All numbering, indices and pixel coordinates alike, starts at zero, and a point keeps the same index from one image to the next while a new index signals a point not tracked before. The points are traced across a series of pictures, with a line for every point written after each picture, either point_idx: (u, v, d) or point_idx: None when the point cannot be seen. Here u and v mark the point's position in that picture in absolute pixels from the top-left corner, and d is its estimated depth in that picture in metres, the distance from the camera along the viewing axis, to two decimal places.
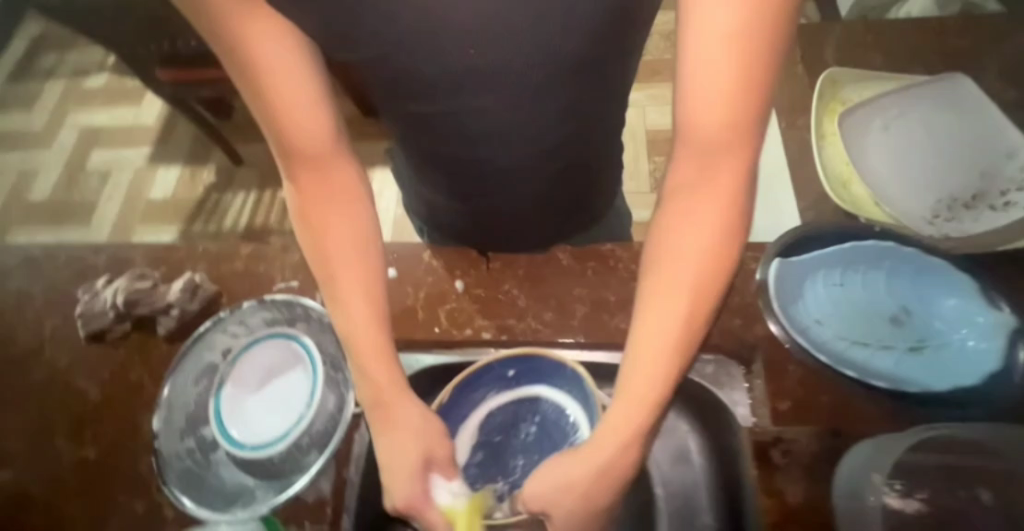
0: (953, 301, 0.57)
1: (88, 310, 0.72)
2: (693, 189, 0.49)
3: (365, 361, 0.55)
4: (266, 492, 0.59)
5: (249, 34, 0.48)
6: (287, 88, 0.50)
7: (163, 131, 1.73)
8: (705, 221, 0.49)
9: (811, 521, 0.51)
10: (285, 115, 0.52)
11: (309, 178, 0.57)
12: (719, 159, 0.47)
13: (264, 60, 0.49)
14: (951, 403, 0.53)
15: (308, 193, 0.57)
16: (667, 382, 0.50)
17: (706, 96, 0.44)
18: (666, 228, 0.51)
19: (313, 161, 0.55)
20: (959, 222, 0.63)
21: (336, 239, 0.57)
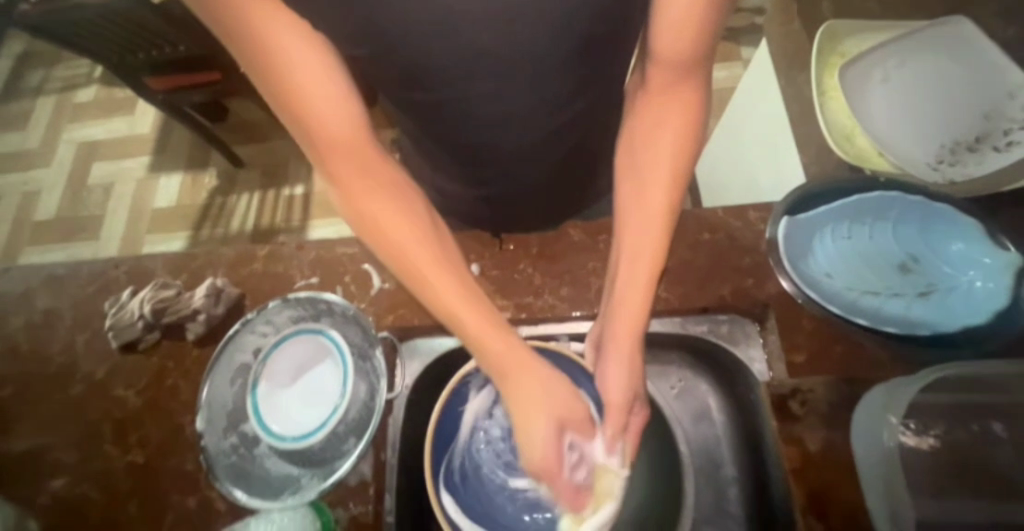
0: (959, 245, 0.58)
1: (117, 322, 0.74)
2: (650, 134, 0.56)
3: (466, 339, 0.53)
4: (311, 479, 0.62)
5: (259, 20, 0.45)
6: (311, 71, 0.47)
7: (160, 139, 1.73)
8: (665, 146, 0.56)
9: (831, 467, 0.53)
10: (313, 103, 0.48)
11: (347, 168, 0.52)
12: (669, 108, 0.55)
13: (282, 44, 0.46)
14: (963, 344, 0.55)
15: (352, 189, 0.52)
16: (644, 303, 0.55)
17: (671, 27, 0.49)
18: (641, 152, 0.57)
19: (345, 152, 0.51)
20: (963, 166, 0.63)
21: (396, 232, 0.53)
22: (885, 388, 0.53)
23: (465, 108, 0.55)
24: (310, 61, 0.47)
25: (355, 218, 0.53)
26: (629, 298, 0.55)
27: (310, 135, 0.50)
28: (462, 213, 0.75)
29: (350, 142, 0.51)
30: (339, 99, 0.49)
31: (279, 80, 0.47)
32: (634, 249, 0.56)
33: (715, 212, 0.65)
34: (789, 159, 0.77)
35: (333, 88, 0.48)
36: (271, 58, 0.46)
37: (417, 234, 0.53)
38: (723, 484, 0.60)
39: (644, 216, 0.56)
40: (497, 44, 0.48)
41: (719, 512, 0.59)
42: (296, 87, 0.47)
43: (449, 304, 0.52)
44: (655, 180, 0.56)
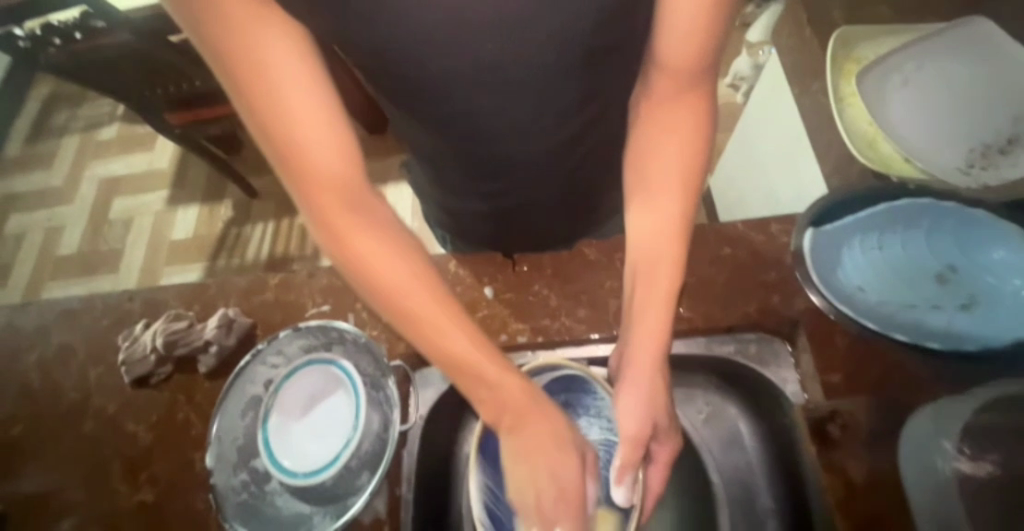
0: (1001, 253, 0.55)
1: (130, 356, 0.74)
2: (663, 143, 0.55)
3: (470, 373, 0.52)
4: (324, 518, 0.60)
5: (249, 42, 0.43)
6: (299, 94, 0.45)
7: (178, 173, 1.77)
8: (676, 154, 0.54)
9: (876, 498, 0.49)
10: (295, 126, 0.46)
11: (329, 199, 0.51)
12: (678, 118, 0.54)
13: (272, 70, 0.44)
14: (1017, 357, 0.50)
15: (334, 220, 0.51)
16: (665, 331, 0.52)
17: (678, 31, 0.48)
18: (653, 161, 0.55)
19: (324, 178, 0.49)
20: (996, 169, 0.61)
21: (379, 260, 0.52)
22: (935, 410, 0.49)
23: (473, 126, 0.54)
24: (298, 82, 0.45)
25: (333, 243, 0.52)
26: (652, 321, 0.52)
27: (292, 159, 0.48)
28: (473, 234, 0.74)
29: (332, 169, 0.49)
30: (323, 125, 0.47)
31: (263, 99, 0.45)
32: (653, 267, 0.53)
33: (735, 226, 0.63)
34: (808, 169, 0.75)
35: (320, 112, 0.47)
36: (260, 84, 0.44)
37: (398, 260, 0.53)
38: (761, 517, 0.56)
39: (659, 232, 0.54)
40: (505, 59, 0.47)
41: None
42: (283, 115, 0.46)
43: (427, 325, 0.52)
44: (674, 195, 0.54)
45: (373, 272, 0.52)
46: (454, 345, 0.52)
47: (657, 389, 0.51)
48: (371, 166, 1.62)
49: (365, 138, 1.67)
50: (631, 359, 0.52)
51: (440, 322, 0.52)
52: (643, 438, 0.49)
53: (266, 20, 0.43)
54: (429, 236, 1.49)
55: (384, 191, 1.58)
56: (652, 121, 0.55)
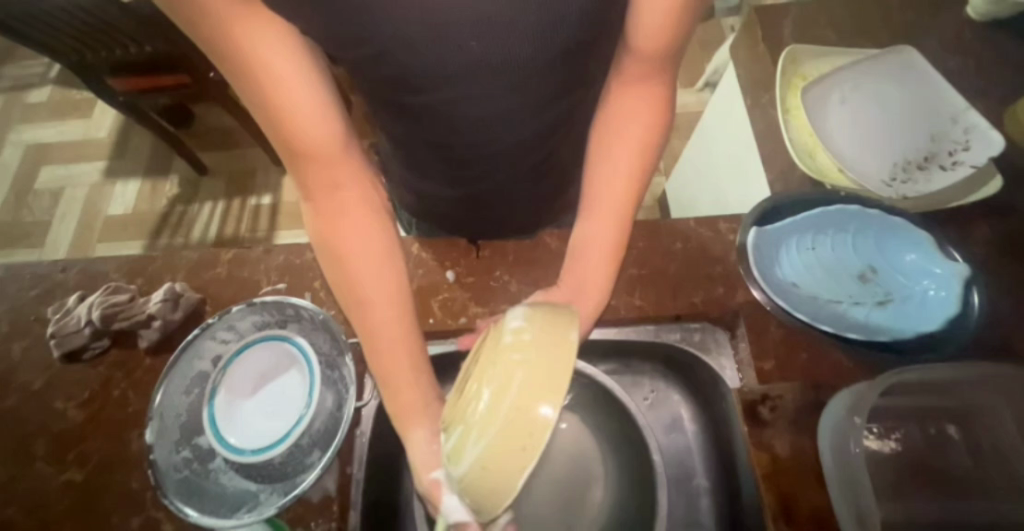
0: (913, 256, 0.62)
1: (61, 329, 0.69)
2: (622, 135, 0.59)
3: (382, 348, 0.54)
4: (271, 495, 0.58)
5: (249, 44, 0.44)
6: (304, 94, 0.47)
7: (118, 143, 1.65)
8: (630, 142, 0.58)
9: (798, 472, 0.54)
10: (300, 121, 0.48)
11: (323, 196, 0.53)
12: (641, 122, 0.58)
13: (273, 70, 0.46)
14: (921, 348, 0.57)
15: (324, 213, 0.54)
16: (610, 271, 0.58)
17: (651, 22, 0.50)
18: (615, 148, 0.59)
19: (326, 167, 0.52)
20: (915, 183, 0.67)
21: (359, 254, 0.54)
22: (850, 392, 0.54)
23: (447, 112, 0.55)
24: (298, 81, 0.47)
25: (320, 231, 0.55)
26: (594, 267, 0.58)
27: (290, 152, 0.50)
28: (439, 217, 0.74)
29: (333, 162, 0.52)
30: (324, 121, 0.49)
31: (264, 96, 0.47)
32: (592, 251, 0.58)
33: (686, 223, 0.67)
34: (754, 175, 0.80)
35: (321, 108, 0.49)
36: (262, 85, 0.46)
37: (377, 260, 0.55)
38: (696, 496, 0.60)
39: (608, 224, 0.58)
40: (487, 51, 0.48)
41: (692, 522, 0.59)
42: (285, 114, 0.48)
43: (387, 325, 0.54)
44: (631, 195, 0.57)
45: (353, 272, 0.54)
46: (389, 336, 0.54)
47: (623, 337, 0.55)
48: None
49: None
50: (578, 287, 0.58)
51: (394, 320, 0.54)
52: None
53: (267, 25, 0.45)
54: None
55: None
56: (620, 123, 0.58)
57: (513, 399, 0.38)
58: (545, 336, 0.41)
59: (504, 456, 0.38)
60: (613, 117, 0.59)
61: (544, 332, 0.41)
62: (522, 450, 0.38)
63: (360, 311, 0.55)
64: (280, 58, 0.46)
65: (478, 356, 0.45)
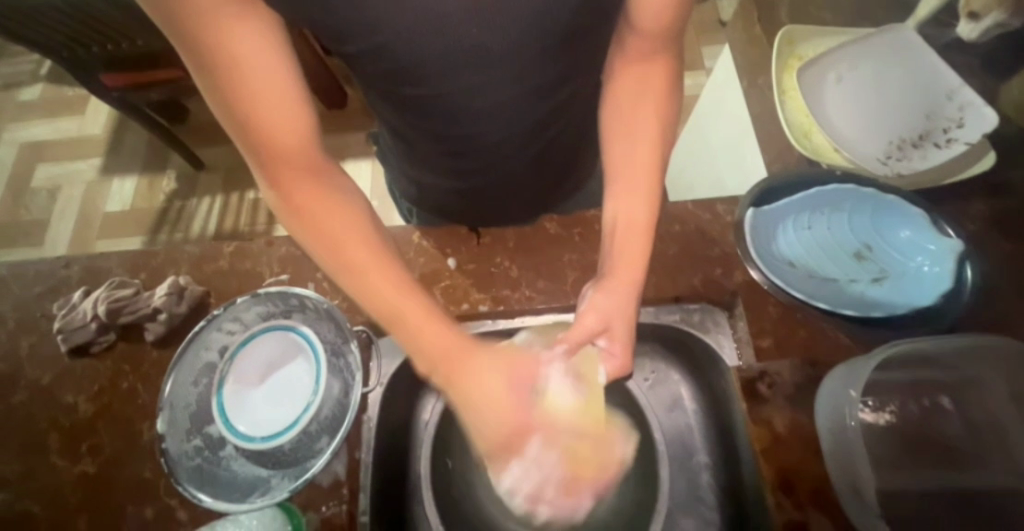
0: (908, 233, 0.62)
1: (68, 324, 0.70)
2: (633, 113, 0.58)
3: (415, 327, 0.51)
4: (282, 480, 0.60)
5: (218, 30, 0.43)
6: (267, 83, 0.46)
7: (113, 140, 1.65)
8: (644, 118, 0.58)
9: (796, 445, 0.55)
10: (261, 109, 0.47)
11: (294, 183, 0.52)
12: (640, 105, 0.57)
13: (240, 56, 0.44)
14: (915, 323, 0.58)
15: (295, 202, 0.52)
16: (647, 242, 0.56)
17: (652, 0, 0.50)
18: (626, 127, 0.58)
19: (290, 156, 0.50)
20: (909, 161, 0.68)
21: (339, 237, 0.52)
22: (847, 367, 0.55)
23: (447, 103, 0.55)
24: (265, 67, 0.45)
25: (291, 218, 0.53)
26: (626, 246, 0.56)
27: (256, 141, 0.49)
28: (438, 206, 0.74)
29: (299, 153, 0.50)
30: (286, 108, 0.48)
31: (230, 84, 0.45)
32: (625, 232, 0.56)
33: (684, 206, 0.67)
34: (751, 157, 0.81)
35: (287, 97, 0.47)
36: (230, 72, 0.44)
37: (360, 245, 0.53)
38: (697, 472, 0.62)
39: (622, 200, 0.57)
40: (488, 40, 0.49)
41: (694, 497, 0.60)
42: (250, 101, 0.46)
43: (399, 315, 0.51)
44: (632, 169, 0.57)
45: (344, 254, 0.52)
46: (401, 306, 0.52)
47: (620, 297, 0.55)
48: (330, 142, 1.57)
49: (324, 114, 1.61)
50: (611, 270, 0.56)
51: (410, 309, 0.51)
52: (595, 331, 0.55)
53: (233, 9, 0.43)
54: (389, 215, 1.46)
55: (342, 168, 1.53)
56: (618, 106, 0.58)
57: (581, 413, 0.52)
58: (576, 362, 0.54)
59: (588, 460, 0.51)
60: (615, 99, 0.59)
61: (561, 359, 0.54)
62: (601, 439, 0.52)
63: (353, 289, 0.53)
64: (246, 46, 0.44)
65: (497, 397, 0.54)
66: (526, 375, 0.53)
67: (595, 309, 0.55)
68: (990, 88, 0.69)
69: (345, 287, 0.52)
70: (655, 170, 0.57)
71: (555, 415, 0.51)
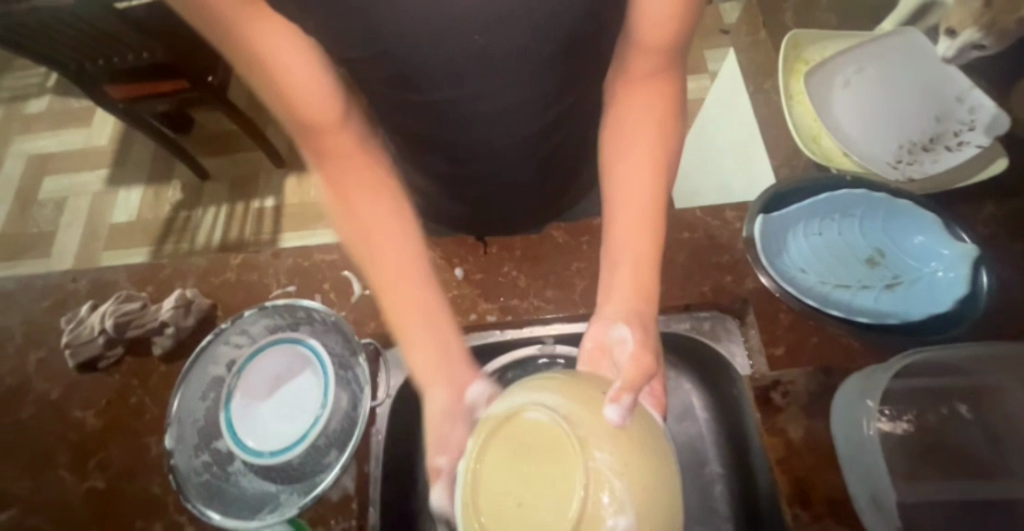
0: (921, 238, 0.61)
1: (75, 339, 0.70)
2: (631, 129, 0.57)
3: (410, 332, 0.54)
4: (292, 495, 0.60)
5: (258, 38, 0.47)
6: (307, 79, 0.49)
7: (119, 151, 1.65)
8: (641, 139, 0.56)
9: (811, 455, 0.54)
10: (302, 103, 0.51)
11: (339, 174, 0.56)
12: (642, 114, 0.56)
13: (277, 62, 0.48)
14: (930, 330, 0.58)
15: (343, 196, 0.56)
16: (654, 271, 0.54)
17: (653, 15, 0.50)
18: (622, 145, 0.57)
19: (337, 144, 0.54)
20: (921, 165, 0.68)
21: (371, 228, 0.56)
22: (861, 375, 0.55)
23: (455, 109, 0.54)
24: (303, 68, 0.49)
25: (335, 209, 0.56)
26: (631, 271, 0.53)
27: (307, 134, 0.53)
28: (446, 216, 0.74)
29: (341, 141, 0.54)
30: (326, 102, 0.51)
31: (277, 87, 0.49)
32: (623, 264, 0.54)
33: (693, 212, 0.67)
34: (759, 161, 0.80)
35: (326, 94, 0.51)
36: (275, 78, 0.49)
37: (389, 239, 0.56)
38: (710, 483, 0.60)
39: (631, 233, 0.54)
40: (497, 46, 0.48)
41: (707, 509, 0.59)
42: (296, 99, 0.50)
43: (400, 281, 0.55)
44: (636, 192, 0.55)
45: (367, 247, 0.55)
46: (408, 322, 0.54)
47: (649, 336, 0.51)
48: None
49: None
50: (611, 300, 0.54)
51: (411, 289, 0.55)
52: (648, 372, 0.48)
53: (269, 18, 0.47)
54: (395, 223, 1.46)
55: None
56: (621, 123, 0.57)
57: (626, 515, 0.38)
58: (634, 428, 0.42)
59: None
60: (614, 118, 0.58)
61: (588, 419, 0.41)
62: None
63: (372, 286, 0.55)
64: (285, 49, 0.48)
65: (528, 471, 0.39)
66: (581, 454, 0.39)
67: (643, 347, 0.50)
68: (1002, 89, 0.68)
69: (366, 266, 0.56)
70: (655, 193, 0.55)
71: (590, 505, 0.38)
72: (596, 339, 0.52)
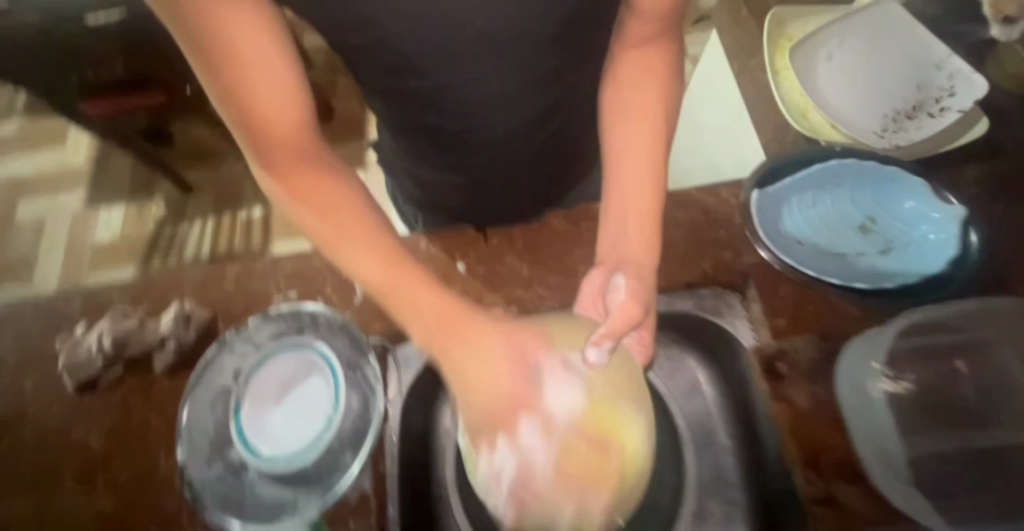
0: (912, 204, 0.63)
1: (72, 360, 0.69)
2: (626, 92, 0.57)
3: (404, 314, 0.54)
4: (309, 499, 0.59)
5: (217, 28, 0.44)
6: (269, 73, 0.47)
7: (96, 169, 1.61)
8: (638, 99, 0.57)
9: (819, 422, 0.55)
10: (260, 95, 0.48)
11: (295, 171, 0.54)
12: (641, 88, 0.57)
13: (241, 51, 0.46)
14: (924, 290, 0.59)
15: (296, 189, 0.54)
16: (654, 225, 0.55)
17: None
18: (621, 102, 0.58)
19: (289, 142, 0.52)
20: (906, 132, 0.69)
21: (321, 225, 0.55)
22: (863, 338, 0.57)
23: (452, 96, 0.54)
24: (267, 63, 0.47)
25: (288, 201, 0.55)
26: (626, 225, 0.55)
27: (257, 130, 0.50)
28: (447, 211, 0.74)
29: (294, 139, 0.52)
30: (287, 97, 0.49)
31: (234, 77, 0.46)
32: (619, 217, 0.55)
33: (689, 192, 0.67)
34: (748, 139, 0.82)
35: (287, 88, 0.48)
36: (236, 69, 0.46)
37: (356, 235, 0.54)
38: (719, 455, 0.62)
39: (635, 231, 0.54)
40: (496, 31, 0.48)
41: (719, 480, 0.61)
42: (252, 94, 0.47)
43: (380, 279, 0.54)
44: (630, 147, 0.57)
45: (330, 236, 0.54)
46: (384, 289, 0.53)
47: (647, 286, 0.53)
48: None
49: None
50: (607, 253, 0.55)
51: (368, 270, 0.54)
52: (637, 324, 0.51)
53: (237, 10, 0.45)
54: None
55: None
56: (619, 88, 0.58)
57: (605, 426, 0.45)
58: (617, 364, 0.48)
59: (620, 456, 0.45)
60: (610, 83, 0.58)
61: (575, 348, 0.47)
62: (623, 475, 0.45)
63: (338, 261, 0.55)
64: (248, 41, 0.45)
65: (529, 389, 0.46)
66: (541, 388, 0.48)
67: (634, 299, 0.51)
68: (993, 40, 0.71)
69: (328, 242, 0.55)
70: (651, 148, 0.56)
71: (575, 412, 0.45)
72: (595, 284, 0.53)
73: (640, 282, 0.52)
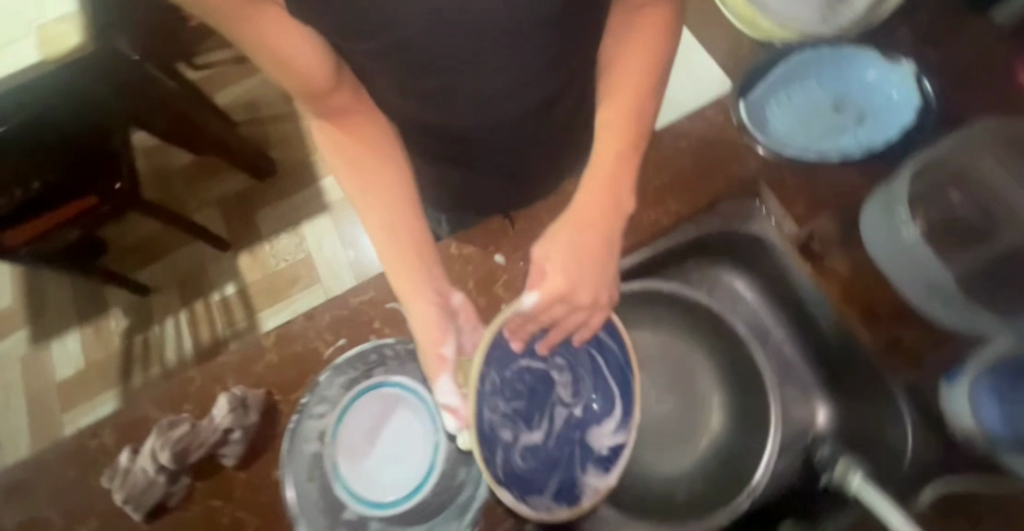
0: (873, 72, 0.70)
1: (133, 490, 0.63)
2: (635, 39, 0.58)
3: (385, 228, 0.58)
4: (444, 524, 0.60)
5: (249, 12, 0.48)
6: (301, 48, 0.50)
7: (28, 303, 1.45)
8: (646, 45, 0.58)
9: (863, 282, 0.62)
10: (296, 67, 0.51)
11: (344, 127, 0.57)
12: (643, 34, 0.58)
13: (271, 34, 0.49)
14: (906, 143, 0.67)
15: (336, 144, 0.57)
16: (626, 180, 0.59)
17: None
18: (629, 49, 0.58)
19: (329, 100, 0.55)
20: (841, 13, 0.75)
21: (363, 185, 0.58)
22: (878, 197, 0.63)
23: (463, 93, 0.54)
24: (297, 43, 0.50)
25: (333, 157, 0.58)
26: (593, 183, 0.58)
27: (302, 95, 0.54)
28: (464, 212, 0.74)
29: (334, 97, 0.55)
30: (318, 64, 0.51)
31: (267, 53, 0.50)
32: (593, 176, 0.58)
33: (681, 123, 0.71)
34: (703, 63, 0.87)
35: (317, 58, 0.51)
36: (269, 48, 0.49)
37: (390, 189, 0.58)
38: (778, 348, 0.72)
39: (594, 186, 0.58)
40: (503, 18, 0.49)
41: (786, 369, 0.72)
42: (290, 65, 0.50)
43: (396, 210, 0.58)
44: (629, 97, 0.58)
45: (366, 198, 0.58)
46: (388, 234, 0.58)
47: (593, 241, 0.58)
48: (276, 212, 1.45)
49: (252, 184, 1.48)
50: (577, 212, 0.58)
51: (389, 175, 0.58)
52: (552, 292, 0.55)
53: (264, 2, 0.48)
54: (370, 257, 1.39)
55: (300, 232, 1.42)
56: (624, 36, 0.59)
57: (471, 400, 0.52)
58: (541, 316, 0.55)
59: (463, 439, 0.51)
60: (618, 33, 0.59)
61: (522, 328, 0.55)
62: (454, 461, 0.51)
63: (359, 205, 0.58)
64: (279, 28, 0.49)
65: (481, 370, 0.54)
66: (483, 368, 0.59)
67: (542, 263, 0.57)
68: None
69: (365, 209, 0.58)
70: (640, 104, 0.58)
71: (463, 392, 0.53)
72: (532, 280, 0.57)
73: (591, 243, 0.57)
